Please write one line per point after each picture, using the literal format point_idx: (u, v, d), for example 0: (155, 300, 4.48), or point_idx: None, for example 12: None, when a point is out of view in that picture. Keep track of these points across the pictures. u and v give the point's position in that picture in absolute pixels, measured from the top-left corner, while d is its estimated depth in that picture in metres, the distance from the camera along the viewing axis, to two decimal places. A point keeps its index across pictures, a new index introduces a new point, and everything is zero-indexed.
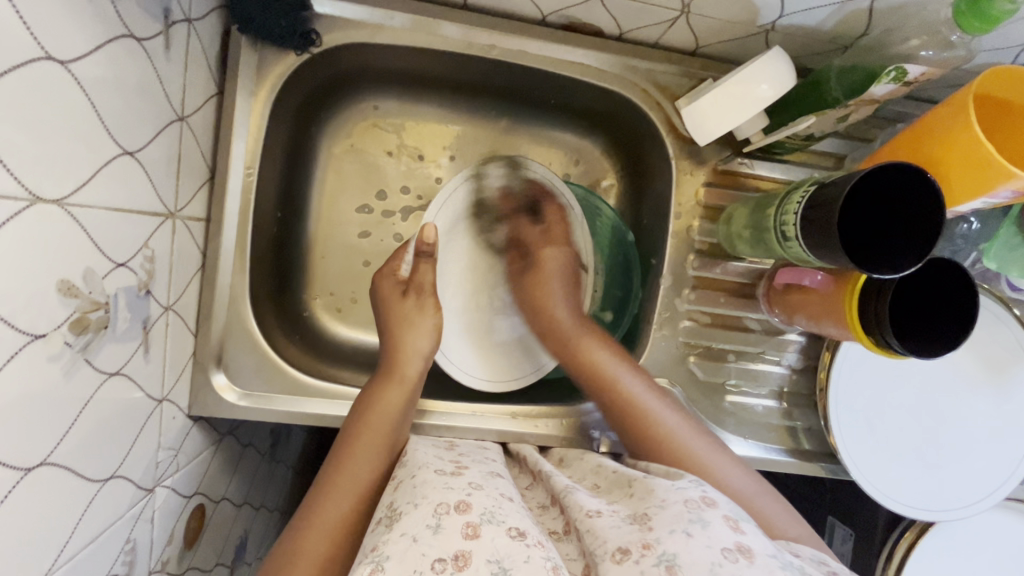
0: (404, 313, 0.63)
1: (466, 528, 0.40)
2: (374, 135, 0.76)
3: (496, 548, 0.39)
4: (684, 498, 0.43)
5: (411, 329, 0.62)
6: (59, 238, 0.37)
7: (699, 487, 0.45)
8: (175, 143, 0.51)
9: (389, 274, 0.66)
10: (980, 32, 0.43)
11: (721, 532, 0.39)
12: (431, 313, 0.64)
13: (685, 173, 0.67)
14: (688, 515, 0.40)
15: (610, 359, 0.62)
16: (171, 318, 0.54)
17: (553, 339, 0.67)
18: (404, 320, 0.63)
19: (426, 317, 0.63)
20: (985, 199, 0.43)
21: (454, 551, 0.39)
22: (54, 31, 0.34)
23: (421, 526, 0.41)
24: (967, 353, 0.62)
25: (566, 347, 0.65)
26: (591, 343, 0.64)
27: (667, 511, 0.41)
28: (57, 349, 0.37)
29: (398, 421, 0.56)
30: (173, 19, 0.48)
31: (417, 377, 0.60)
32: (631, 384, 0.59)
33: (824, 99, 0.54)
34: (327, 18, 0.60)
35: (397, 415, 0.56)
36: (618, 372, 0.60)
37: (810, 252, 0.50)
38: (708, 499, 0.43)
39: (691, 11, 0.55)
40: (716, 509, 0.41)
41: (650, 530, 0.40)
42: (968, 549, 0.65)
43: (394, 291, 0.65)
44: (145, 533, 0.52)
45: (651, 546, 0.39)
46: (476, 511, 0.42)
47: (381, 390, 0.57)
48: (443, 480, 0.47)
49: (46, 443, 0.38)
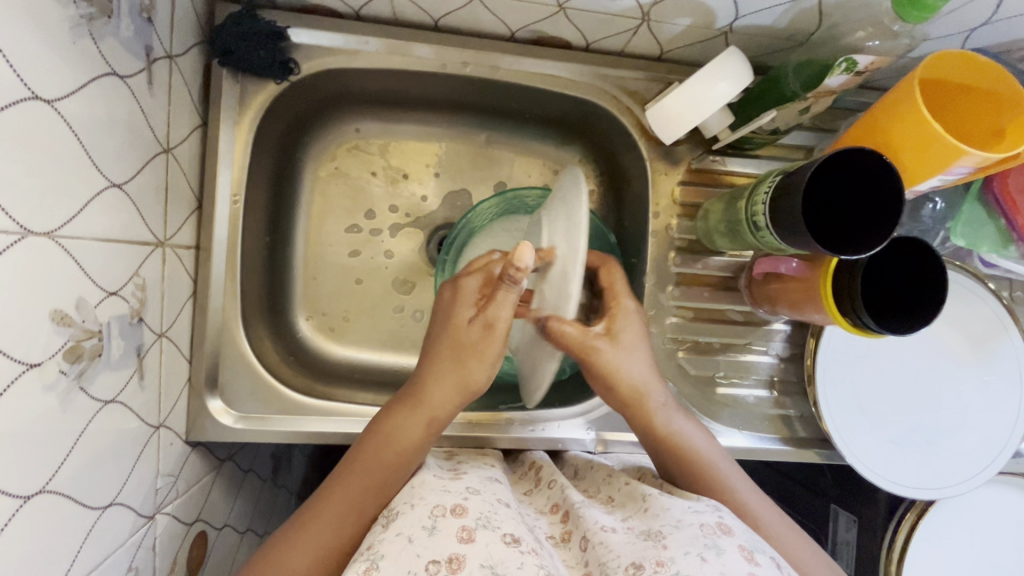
0: (464, 340, 0.55)
1: (461, 530, 0.43)
2: (357, 157, 0.78)
3: (490, 553, 0.41)
4: (700, 522, 0.44)
5: (460, 365, 0.55)
6: (50, 269, 0.38)
7: (715, 511, 0.46)
8: (161, 174, 0.53)
9: (478, 279, 0.57)
10: (920, 20, 0.44)
11: (736, 561, 0.40)
12: (489, 359, 0.55)
13: (660, 173, 0.69)
14: (703, 541, 0.42)
15: (703, 442, 0.56)
16: (165, 344, 0.55)
17: (642, 414, 0.57)
18: (461, 351, 0.55)
19: (482, 364, 0.54)
20: (941, 175, 0.45)
21: (448, 553, 0.41)
22: (40, 73, 0.36)
23: (417, 528, 0.43)
24: (948, 331, 0.64)
25: (662, 432, 0.56)
26: (687, 425, 0.57)
27: (683, 533, 0.43)
28: (53, 377, 0.38)
29: (410, 459, 0.53)
30: (155, 56, 0.50)
31: (444, 418, 0.55)
32: (732, 479, 0.54)
33: (784, 93, 0.57)
34: (303, 47, 0.62)
35: (408, 453, 0.53)
36: (722, 466, 0.55)
37: (781, 239, 0.51)
38: (724, 526, 0.44)
39: (650, 19, 0.57)
40: (733, 537, 0.43)
41: (663, 549, 0.42)
42: (968, 524, 0.66)
43: (463, 315, 0.56)
44: (147, 560, 0.52)
45: (665, 564, 0.40)
46: (472, 515, 0.44)
47: (400, 418, 0.54)
48: (441, 483, 0.50)
49: (45, 472, 0.38)
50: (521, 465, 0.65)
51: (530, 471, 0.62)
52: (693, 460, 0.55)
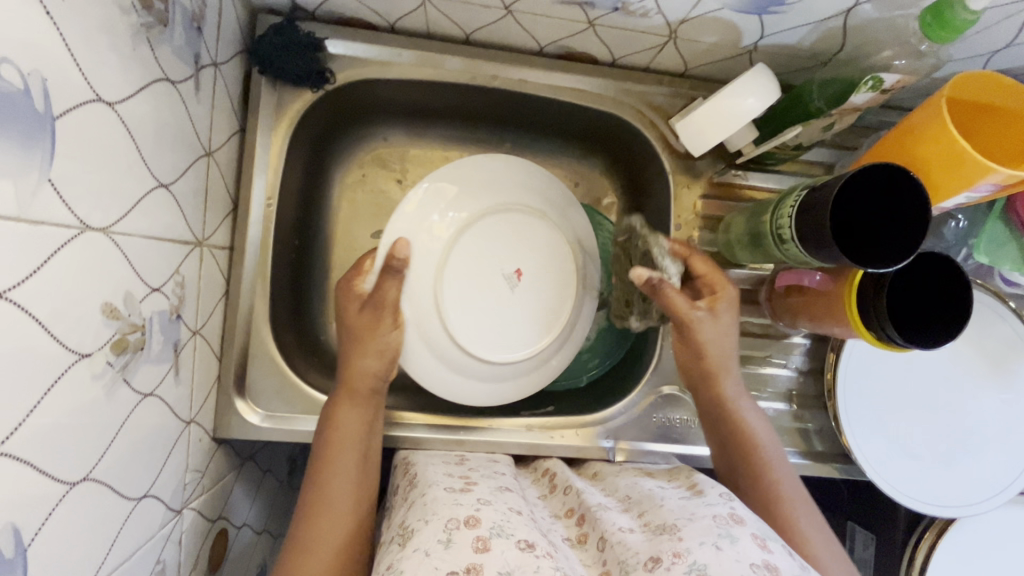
0: (362, 325, 0.62)
1: (476, 542, 0.43)
2: (383, 165, 0.80)
3: (506, 560, 0.41)
4: (713, 514, 0.45)
5: (365, 347, 0.61)
6: (104, 263, 0.40)
7: (727, 502, 0.46)
8: (202, 176, 0.55)
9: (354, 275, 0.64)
10: (944, 40, 0.45)
11: (750, 547, 0.41)
12: (389, 328, 0.62)
13: (682, 187, 0.70)
14: (717, 530, 0.42)
15: (758, 418, 0.60)
16: (198, 342, 0.56)
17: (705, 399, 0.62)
18: (362, 337, 0.61)
19: (382, 334, 0.61)
20: (968, 193, 0.46)
21: (466, 564, 0.41)
22: (103, 76, 0.38)
23: (433, 541, 0.44)
24: (969, 348, 0.64)
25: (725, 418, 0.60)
26: (743, 414, 0.60)
27: (696, 525, 0.43)
28: (101, 368, 0.40)
29: (359, 444, 0.57)
30: (202, 64, 0.53)
31: (373, 391, 0.60)
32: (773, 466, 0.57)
33: (808, 109, 0.58)
34: (339, 58, 0.64)
35: (357, 439, 0.57)
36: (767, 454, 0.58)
37: (808, 251, 0.52)
38: (736, 515, 0.44)
39: (678, 36, 0.58)
40: (745, 526, 0.43)
41: (679, 541, 0.42)
42: (991, 547, 0.65)
43: (353, 304, 0.63)
44: (174, 554, 0.53)
45: (682, 556, 0.40)
46: (486, 526, 0.45)
47: (340, 406, 0.58)
48: (453, 497, 0.50)
49: (89, 460, 0.39)
50: (533, 471, 0.65)
51: (546, 475, 0.62)
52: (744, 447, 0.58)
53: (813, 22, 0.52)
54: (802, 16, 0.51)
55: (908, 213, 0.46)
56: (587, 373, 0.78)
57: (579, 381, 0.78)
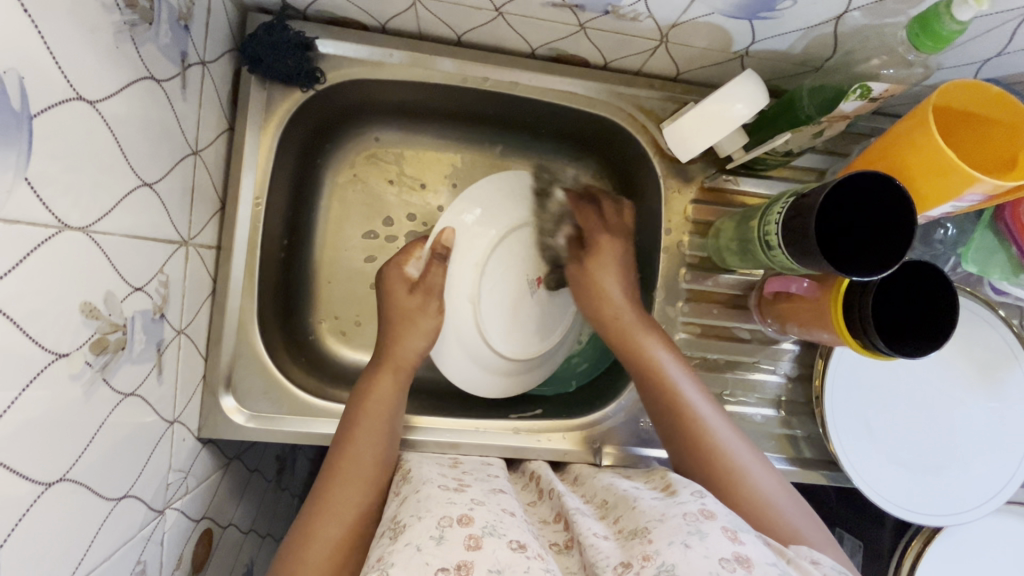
0: (408, 307, 0.66)
1: (469, 538, 0.43)
2: (374, 165, 0.80)
3: (497, 558, 0.41)
4: (683, 512, 0.45)
5: (412, 326, 0.65)
6: (84, 264, 0.39)
7: (699, 500, 0.46)
8: (189, 175, 0.54)
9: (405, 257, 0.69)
10: (935, 50, 0.45)
11: (720, 542, 0.41)
12: (433, 315, 0.66)
13: (673, 191, 0.70)
14: (687, 527, 0.42)
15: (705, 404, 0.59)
16: (183, 341, 0.56)
17: (652, 391, 0.60)
18: (404, 317, 0.66)
19: (428, 319, 0.66)
20: (953, 203, 0.46)
21: (457, 561, 0.41)
22: (83, 74, 0.38)
23: (426, 536, 0.44)
24: (958, 356, 0.64)
25: (671, 403, 0.59)
26: (690, 398, 0.59)
27: (667, 524, 0.43)
28: (79, 367, 0.39)
29: (390, 412, 0.60)
30: (189, 62, 0.52)
31: (408, 365, 0.64)
32: (732, 448, 0.55)
33: (798, 117, 0.57)
34: (330, 57, 0.64)
35: (389, 406, 0.60)
36: (723, 434, 0.56)
37: (793, 259, 0.52)
38: (707, 511, 0.44)
39: (669, 40, 0.58)
40: (715, 520, 0.43)
41: (650, 543, 0.42)
42: (977, 555, 0.65)
43: (400, 289, 0.67)
44: (155, 555, 0.53)
45: (651, 558, 0.40)
46: (479, 524, 0.45)
47: (375, 377, 0.62)
48: (447, 495, 0.49)
49: (67, 460, 0.39)
50: (521, 476, 0.65)
51: (533, 480, 0.62)
52: (693, 431, 0.57)
53: (803, 27, 0.51)
54: (792, 22, 0.50)
55: (874, 211, 0.47)
56: (576, 379, 0.79)
57: (568, 385, 0.79)
